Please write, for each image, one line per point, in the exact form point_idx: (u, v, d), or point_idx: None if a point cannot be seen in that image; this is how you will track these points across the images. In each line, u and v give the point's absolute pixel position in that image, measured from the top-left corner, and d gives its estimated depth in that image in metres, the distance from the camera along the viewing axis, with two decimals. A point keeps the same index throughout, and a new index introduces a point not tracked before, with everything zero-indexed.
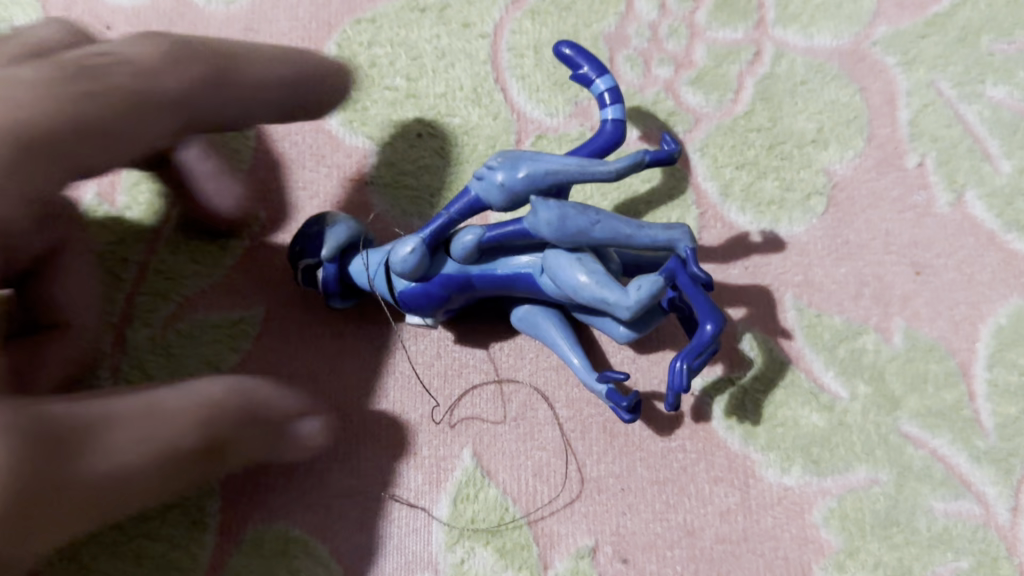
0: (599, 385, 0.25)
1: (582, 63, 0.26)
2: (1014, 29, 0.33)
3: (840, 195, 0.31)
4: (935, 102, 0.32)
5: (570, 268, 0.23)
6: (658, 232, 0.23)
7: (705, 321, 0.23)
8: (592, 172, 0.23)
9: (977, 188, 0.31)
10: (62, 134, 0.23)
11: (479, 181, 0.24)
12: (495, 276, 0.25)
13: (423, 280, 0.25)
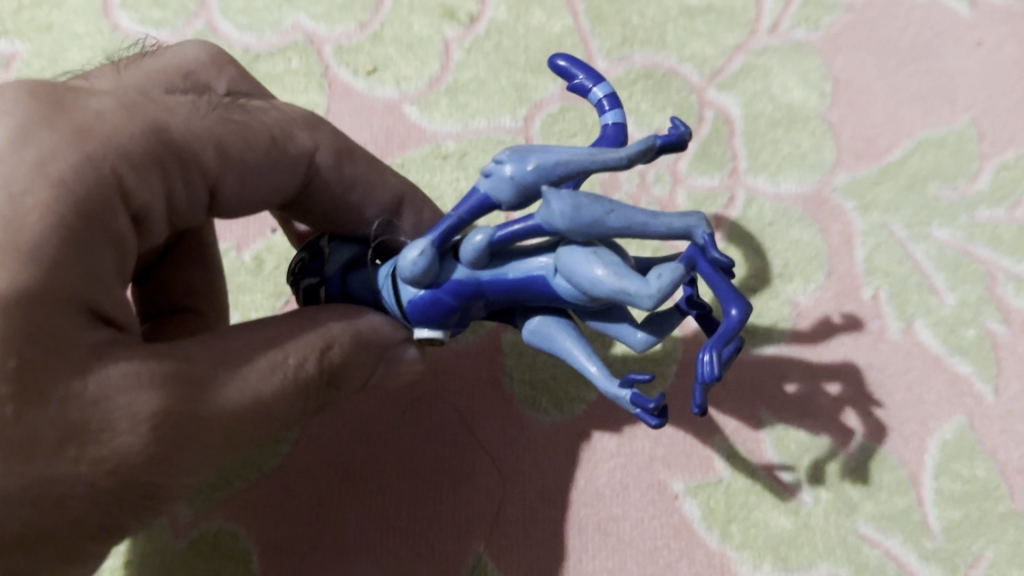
0: (622, 391, 0.23)
1: (577, 72, 0.25)
2: (958, 177, 0.38)
3: (805, 322, 0.36)
4: (887, 242, 0.37)
5: (585, 262, 0.21)
6: (673, 220, 0.22)
7: (729, 306, 0.21)
8: (601, 160, 0.22)
9: (925, 317, 0.36)
10: (185, 137, 0.26)
11: (488, 179, 0.23)
12: (507, 281, 0.24)
13: (433, 287, 0.24)
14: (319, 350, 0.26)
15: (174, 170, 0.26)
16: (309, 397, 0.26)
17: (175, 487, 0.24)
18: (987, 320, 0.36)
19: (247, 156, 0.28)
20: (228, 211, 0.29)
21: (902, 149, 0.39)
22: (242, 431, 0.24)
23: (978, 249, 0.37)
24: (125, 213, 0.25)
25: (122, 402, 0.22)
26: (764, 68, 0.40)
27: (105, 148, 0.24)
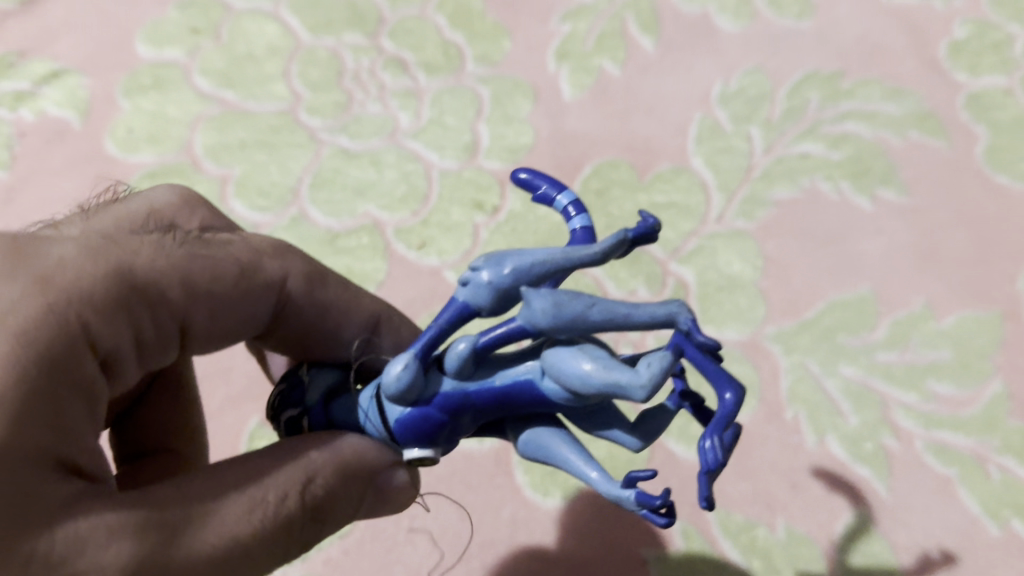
0: (628, 491, 0.28)
1: (541, 184, 0.31)
2: (860, 329, 0.51)
3: (742, 436, 0.48)
4: (805, 377, 0.49)
5: (574, 360, 0.27)
6: (654, 310, 0.27)
7: (724, 391, 0.27)
8: (576, 259, 0.28)
9: (834, 433, 0.48)
10: (154, 282, 0.34)
11: (467, 286, 0.29)
12: (494, 388, 0.30)
13: (425, 403, 0.31)
14: (291, 494, 0.32)
15: (134, 307, 0.33)
16: (295, 527, 0.32)
17: None
18: (883, 437, 0.47)
19: (208, 284, 0.36)
20: (205, 342, 0.37)
21: (818, 308, 0.51)
22: (225, 560, 0.30)
23: (876, 383, 0.49)
24: (92, 355, 0.32)
25: (98, 548, 0.28)
26: (712, 248, 0.53)
27: (69, 297, 0.31)
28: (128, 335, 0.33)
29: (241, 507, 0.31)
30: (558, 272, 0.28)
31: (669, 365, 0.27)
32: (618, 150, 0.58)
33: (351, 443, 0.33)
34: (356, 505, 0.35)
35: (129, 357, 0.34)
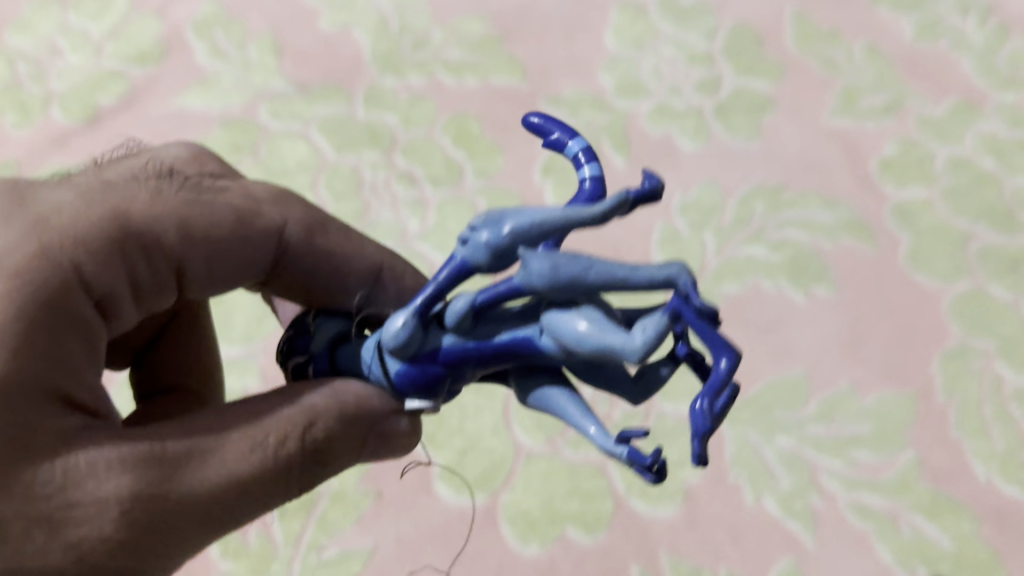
0: (622, 448, 0.32)
1: (554, 132, 0.37)
2: (795, 404, 0.60)
3: (693, 496, 0.57)
4: (746, 446, 0.58)
5: (571, 321, 0.32)
6: (653, 273, 0.31)
7: (720, 355, 0.29)
8: (576, 220, 0.32)
9: (769, 495, 0.57)
10: (150, 235, 0.42)
11: (468, 246, 0.33)
12: (494, 344, 0.35)
13: (432, 355, 0.36)
14: (289, 439, 0.39)
15: (126, 256, 0.41)
16: (294, 464, 0.39)
17: (179, 532, 0.37)
18: (811, 498, 0.57)
19: (204, 229, 0.43)
20: (212, 285, 0.46)
21: (758, 387, 0.61)
22: (223, 488, 0.38)
23: (807, 452, 0.58)
24: (89, 293, 0.40)
25: (104, 477, 0.36)
26: None
27: (60, 240, 0.39)
28: (123, 278, 0.41)
29: (241, 450, 0.39)
30: (556, 231, 0.32)
31: (664, 327, 0.30)
32: (591, 251, 0.68)
33: (356, 390, 0.40)
34: (363, 449, 0.42)
35: (128, 299, 0.42)
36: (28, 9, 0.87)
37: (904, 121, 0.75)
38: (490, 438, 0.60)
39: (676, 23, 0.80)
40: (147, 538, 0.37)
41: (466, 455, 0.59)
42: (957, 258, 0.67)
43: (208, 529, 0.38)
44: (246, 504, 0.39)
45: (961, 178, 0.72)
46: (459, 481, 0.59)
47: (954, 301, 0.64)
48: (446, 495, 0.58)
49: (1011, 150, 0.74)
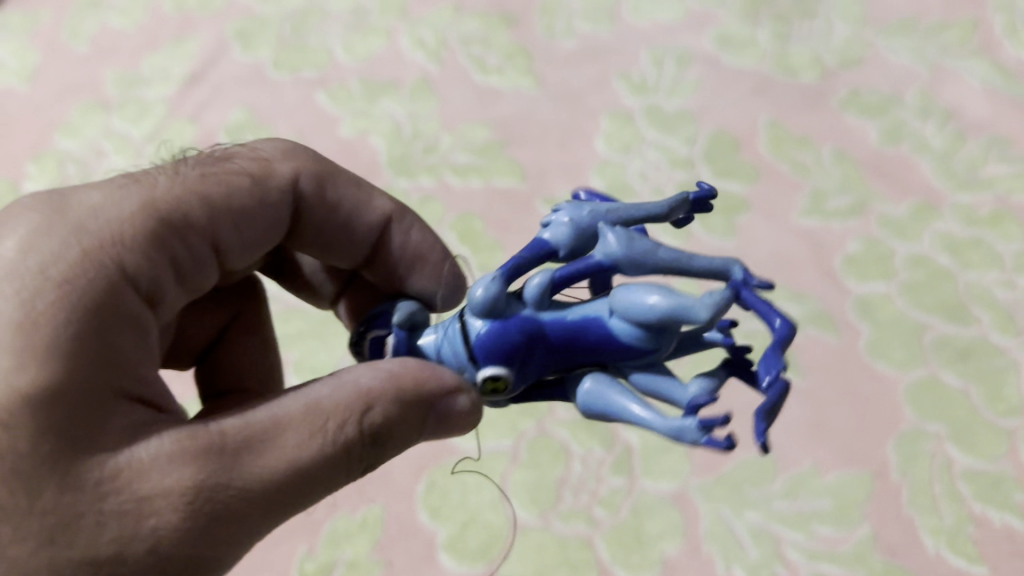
0: (692, 422, 0.38)
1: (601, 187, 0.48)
2: (763, 482, 0.67)
3: (671, 565, 0.64)
4: (718, 521, 0.65)
5: (644, 291, 0.40)
6: (715, 260, 0.41)
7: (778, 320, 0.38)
8: (646, 212, 0.43)
9: (739, 565, 0.64)
10: (179, 218, 0.49)
11: (553, 230, 0.43)
12: (566, 321, 0.43)
13: (507, 323, 0.43)
14: (343, 421, 0.44)
15: (161, 236, 0.48)
16: (354, 447, 0.44)
17: (242, 515, 0.42)
18: (776, 568, 0.64)
19: (224, 200, 0.51)
20: (243, 251, 0.54)
21: (731, 466, 0.68)
22: (287, 474, 0.43)
23: (773, 527, 0.65)
24: (133, 285, 0.46)
25: (168, 473, 0.41)
26: None
27: (101, 241, 0.45)
28: (165, 260, 0.48)
29: (299, 438, 0.43)
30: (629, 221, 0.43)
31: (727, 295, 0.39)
32: None
33: (413, 371, 0.45)
34: (415, 426, 0.47)
35: (172, 281, 0.49)
36: (76, 114, 0.98)
37: (867, 221, 0.83)
38: (490, 512, 0.67)
39: (660, 129, 0.91)
40: (217, 516, 0.42)
41: (469, 528, 0.66)
42: (911, 349, 0.74)
43: (275, 509, 0.43)
44: (309, 487, 0.44)
45: (918, 274, 0.79)
46: (463, 552, 0.66)
47: (907, 389, 0.72)
48: (452, 563, 0.65)
49: (965, 247, 0.82)
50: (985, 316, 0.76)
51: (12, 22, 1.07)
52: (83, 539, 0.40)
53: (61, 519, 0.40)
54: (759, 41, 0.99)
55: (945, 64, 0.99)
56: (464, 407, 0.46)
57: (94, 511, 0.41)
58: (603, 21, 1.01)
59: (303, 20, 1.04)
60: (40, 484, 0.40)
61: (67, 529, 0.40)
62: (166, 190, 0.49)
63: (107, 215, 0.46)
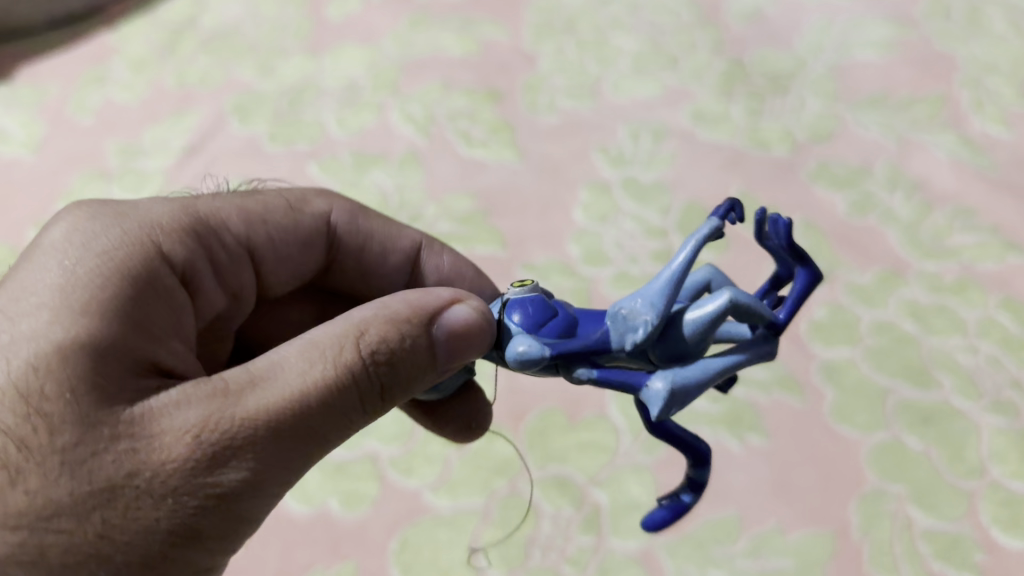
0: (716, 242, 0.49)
1: None
2: (727, 542, 0.71)
3: None
4: None
5: None
6: None
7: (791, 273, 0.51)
8: None
9: None
10: (218, 220, 0.63)
11: None
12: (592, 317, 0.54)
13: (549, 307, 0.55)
14: (344, 350, 0.49)
15: (197, 234, 0.61)
16: (361, 369, 0.49)
17: (255, 434, 0.47)
18: None
19: (259, 214, 0.66)
20: (275, 255, 0.67)
21: (697, 526, 0.73)
22: (298, 392, 0.48)
23: None
24: (168, 271, 0.56)
25: (184, 409, 0.47)
26: (617, 479, 0.75)
27: (140, 226, 0.56)
28: (199, 249, 0.60)
29: (304, 364, 0.49)
30: None
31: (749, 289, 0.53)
32: (557, 401, 0.80)
33: (412, 305, 0.53)
34: (424, 358, 0.52)
35: (209, 277, 0.61)
36: (77, 183, 1.03)
37: (833, 287, 0.87)
38: (461, 568, 0.72)
39: (637, 199, 0.96)
40: (232, 440, 0.46)
41: None
42: (874, 413, 0.77)
43: (290, 437, 0.47)
44: (318, 406, 0.48)
45: (883, 340, 0.82)
46: None
47: (870, 452, 0.75)
48: None
49: (930, 313, 0.85)
50: (948, 382, 0.79)
51: (21, 97, 1.13)
52: (107, 472, 0.45)
53: (82, 455, 0.46)
54: (733, 116, 1.04)
55: (913, 138, 1.03)
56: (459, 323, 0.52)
57: (113, 444, 0.46)
58: (584, 98, 1.08)
59: (299, 96, 1.09)
60: (62, 424, 0.46)
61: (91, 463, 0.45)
62: (205, 205, 0.63)
63: (153, 210, 0.59)
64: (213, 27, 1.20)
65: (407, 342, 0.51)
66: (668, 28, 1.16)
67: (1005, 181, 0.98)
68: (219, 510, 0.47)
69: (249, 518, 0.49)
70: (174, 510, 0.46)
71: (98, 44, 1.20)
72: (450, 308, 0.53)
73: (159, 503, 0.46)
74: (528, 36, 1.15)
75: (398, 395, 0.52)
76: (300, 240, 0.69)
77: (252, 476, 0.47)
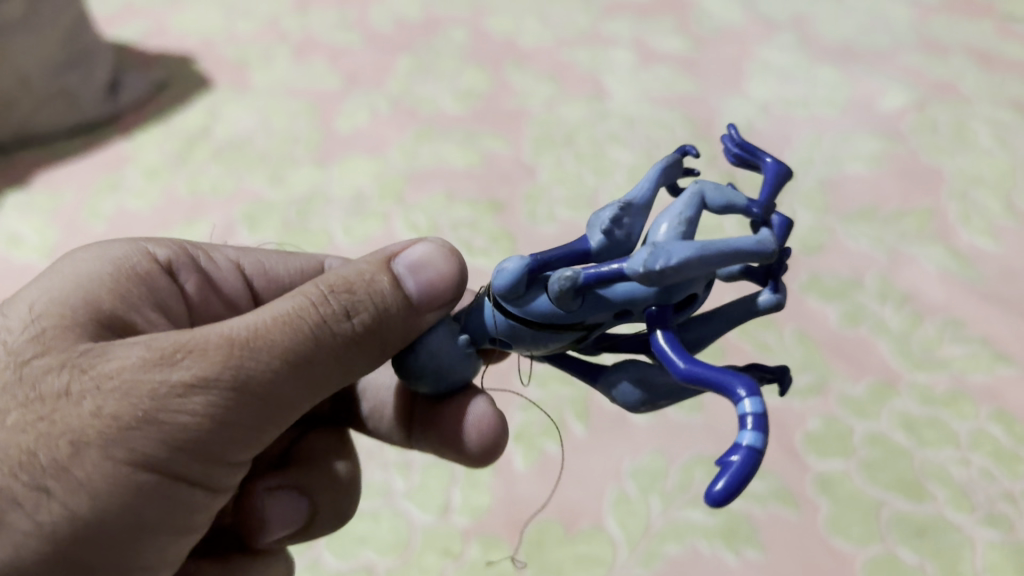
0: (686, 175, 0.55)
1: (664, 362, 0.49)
2: None
3: None
4: None
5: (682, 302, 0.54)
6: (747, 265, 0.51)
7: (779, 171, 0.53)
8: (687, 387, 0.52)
9: None
10: (216, 248, 0.78)
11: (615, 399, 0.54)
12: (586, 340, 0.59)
13: None
14: (312, 287, 0.57)
15: (191, 250, 0.75)
16: (329, 299, 0.57)
17: (205, 343, 0.53)
18: None
19: (258, 253, 0.79)
20: (267, 289, 0.79)
21: None
22: (258, 318, 0.55)
23: None
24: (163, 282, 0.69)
25: (157, 337, 0.55)
26: None
27: (147, 241, 0.71)
28: (191, 259, 0.74)
29: (272, 304, 0.56)
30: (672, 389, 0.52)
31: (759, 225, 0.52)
32: (553, 511, 0.81)
33: (391, 255, 0.61)
34: (394, 300, 0.58)
35: (192, 281, 0.73)
36: None
37: (827, 399, 0.88)
38: None
39: None
40: (186, 340, 0.54)
41: None
42: (869, 525, 0.78)
43: (239, 348, 0.53)
44: (273, 326, 0.54)
45: (877, 452, 0.84)
46: None
47: (865, 566, 0.76)
48: None
49: (922, 425, 0.86)
50: (941, 494, 0.80)
51: (37, 204, 1.17)
52: (76, 367, 0.54)
53: (66, 368, 0.55)
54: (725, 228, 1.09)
55: (903, 250, 1.06)
56: (423, 276, 0.59)
57: (91, 359, 0.55)
58: (582, 208, 1.12)
59: (307, 205, 1.13)
60: (53, 356, 0.56)
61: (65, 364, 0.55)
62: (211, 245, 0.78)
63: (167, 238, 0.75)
64: (227, 138, 1.25)
65: (372, 286, 0.58)
66: (663, 143, 1.22)
67: (994, 293, 1.01)
68: (162, 402, 0.52)
69: (198, 424, 0.53)
70: (125, 398, 0.52)
71: (113, 154, 1.24)
72: (423, 259, 0.60)
73: (108, 387, 0.52)
74: (529, 149, 1.21)
75: (366, 335, 0.58)
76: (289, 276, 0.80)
77: (197, 380, 0.52)
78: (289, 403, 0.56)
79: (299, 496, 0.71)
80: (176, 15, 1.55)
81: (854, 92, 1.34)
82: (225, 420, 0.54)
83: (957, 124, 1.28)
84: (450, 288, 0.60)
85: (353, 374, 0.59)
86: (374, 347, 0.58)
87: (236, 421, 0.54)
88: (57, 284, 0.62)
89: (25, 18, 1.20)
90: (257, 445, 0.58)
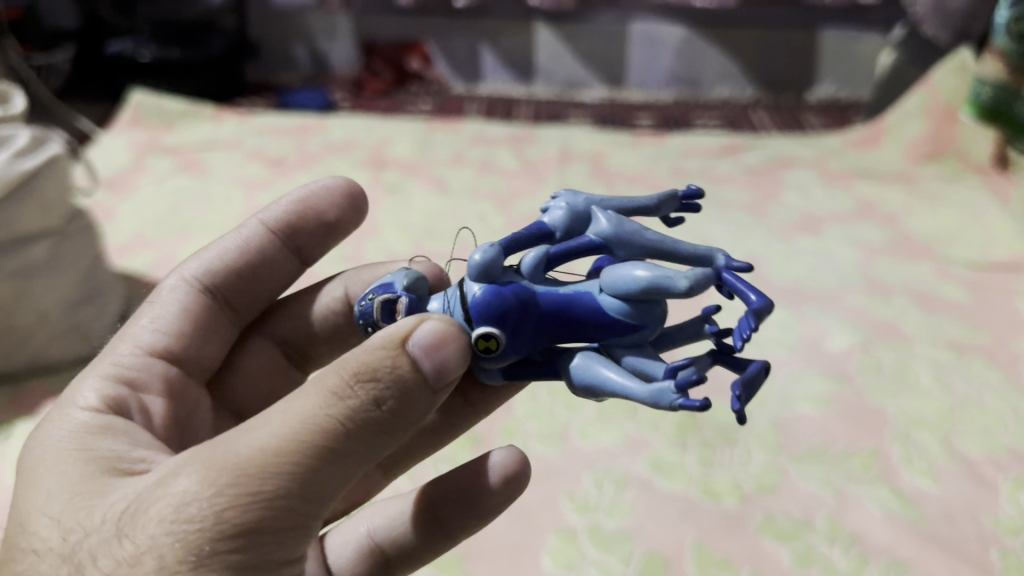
0: (679, 399, 0.60)
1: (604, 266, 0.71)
2: None
3: None
4: None
5: (624, 377, 0.65)
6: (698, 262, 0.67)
7: (756, 299, 0.61)
8: (619, 227, 0.69)
9: None
10: (125, 356, 0.88)
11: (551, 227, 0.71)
12: (558, 303, 0.69)
13: (491, 283, 0.68)
14: (336, 377, 0.63)
15: (96, 369, 0.85)
16: (350, 391, 0.63)
17: (238, 467, 0.62)
18: None
19: (149, 322, 0.92)
20: (178, 342, 0.92)
21: None
22: (282, 430, 0.63)
23: None
24: (110, 420, 0.78)
25: (186, 465, 0.64)
26: None
27: (69, 399, 0.81)
28: (118, 382, 0.84)
29: (294, 408, 0.64)
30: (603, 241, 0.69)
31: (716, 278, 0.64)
32: None
33: (411, 323, 0.65)
34: (415, 381, 0.63)
35: (132, 402, 0.84)
36: None
37: None
38: None
39: (601, 547, 1.05)
40: (224, 463, 0.62)
41: None
42: None
43: (273, 462, 0.62)
44: (297, 436, 0.62)
45: None
46: None
47: None
48: None
49: None
50: None
51: None
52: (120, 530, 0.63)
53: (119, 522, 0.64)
54: (685, 466, 1.17)
55: (849, 492, 1.14)
56: (438, 335, 0.63)
57: (139, 502, 0.64)
58: (555, 444, 1.20)
59: None
60: (97, 519, 0.66)
61: (109, 523, 0.65)
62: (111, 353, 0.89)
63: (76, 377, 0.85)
64: None
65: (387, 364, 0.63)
66: None
67: (935, 535, 1.09)
68: (217, 526, 0.61)
69: (254, 534, 0.62)
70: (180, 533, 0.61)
71: None
72: (432, 325, 0.64)
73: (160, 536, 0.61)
74: None
75: (394, 415, 0.64)
76: (178, 309, 0.94)
77: (243, 499, 0.61)
78: (330, 491, 0.65)
79: (502, 501, 0.83)
80: (184, 247, 1.69)
81: (805, 332, 1.46)
82: (275, 526, 0.63)
83: (900, 364, 1.39)
84: (462, 356, 0.65)
85: (390, 447, 0.67)
86: (400, 423, 0.65)
87: (286, 525, 0.63)
88: (49, 477, 0.72)
89: (50, 262, 1.35)
90: (308, 534, 0.67)
